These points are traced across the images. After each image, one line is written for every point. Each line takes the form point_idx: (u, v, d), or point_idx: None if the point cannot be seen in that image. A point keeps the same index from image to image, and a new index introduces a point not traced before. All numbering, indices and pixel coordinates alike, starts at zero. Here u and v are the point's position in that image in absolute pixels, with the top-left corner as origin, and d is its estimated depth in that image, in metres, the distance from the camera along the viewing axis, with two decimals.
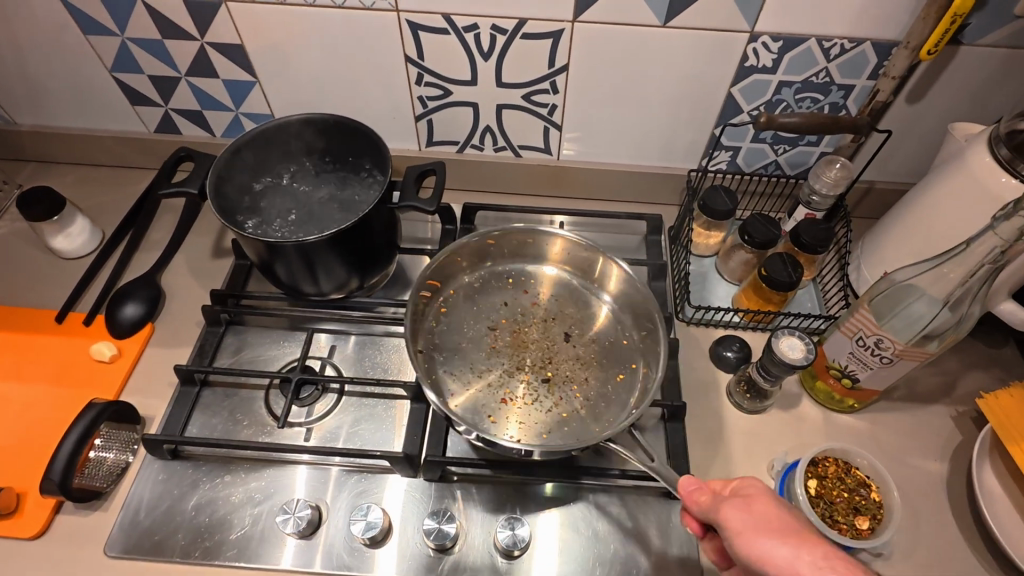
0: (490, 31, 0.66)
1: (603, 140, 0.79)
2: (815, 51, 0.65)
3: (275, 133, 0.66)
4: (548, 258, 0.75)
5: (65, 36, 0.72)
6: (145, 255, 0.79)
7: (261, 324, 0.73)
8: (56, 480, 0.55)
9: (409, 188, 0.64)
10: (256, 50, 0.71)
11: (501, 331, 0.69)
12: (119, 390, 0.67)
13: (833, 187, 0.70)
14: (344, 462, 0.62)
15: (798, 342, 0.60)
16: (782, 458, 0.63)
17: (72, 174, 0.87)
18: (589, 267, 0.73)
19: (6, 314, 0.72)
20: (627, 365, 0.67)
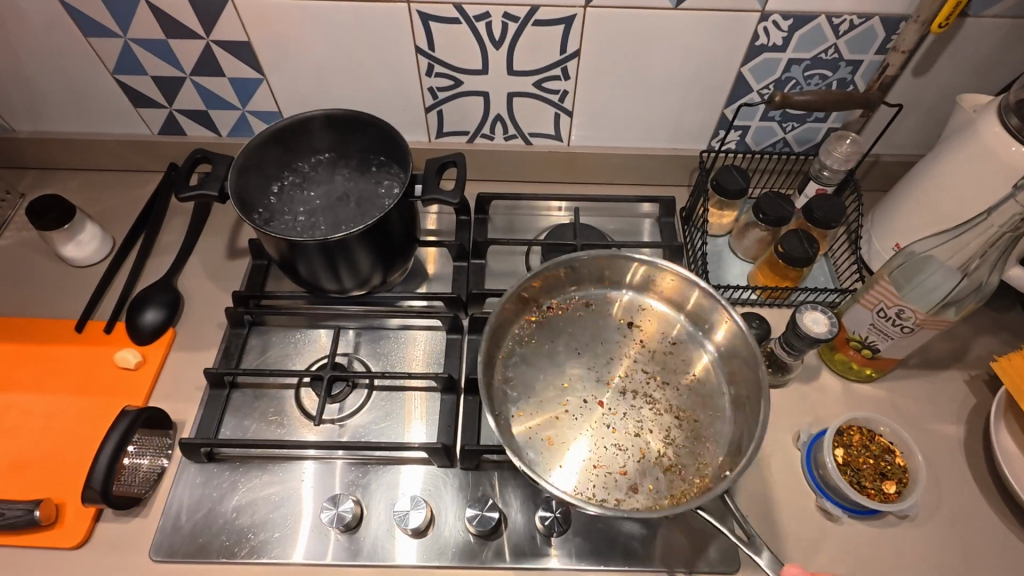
0: (502, 18, 0.66)
1: (614, 124, 0.79)
2: (825, 28, 0.66)
3: (303, 127, 0.65)
4: (659, 292, 0.70)
5: (65, 40, 0.70)
6: (159, 260, 0.78)
7: (284, 323, 0.72)
8: (97, 489, 0.56)
9: (430, 180, 0.64)
10: (264, 46, 0.70)
11: (592, 362, 0.66)
12: (148, 396, 0.67)
13: (843, 162, 0.72)
14: (346, 454, 0.63)
15: (821, 316, 0.62)
16: (807, 430, 0.65)
17: (76, 180, 0.85)
18: (695, 308, 0.68)
19: (23, 326, 0.71)
20: (715, 431, 0.62)
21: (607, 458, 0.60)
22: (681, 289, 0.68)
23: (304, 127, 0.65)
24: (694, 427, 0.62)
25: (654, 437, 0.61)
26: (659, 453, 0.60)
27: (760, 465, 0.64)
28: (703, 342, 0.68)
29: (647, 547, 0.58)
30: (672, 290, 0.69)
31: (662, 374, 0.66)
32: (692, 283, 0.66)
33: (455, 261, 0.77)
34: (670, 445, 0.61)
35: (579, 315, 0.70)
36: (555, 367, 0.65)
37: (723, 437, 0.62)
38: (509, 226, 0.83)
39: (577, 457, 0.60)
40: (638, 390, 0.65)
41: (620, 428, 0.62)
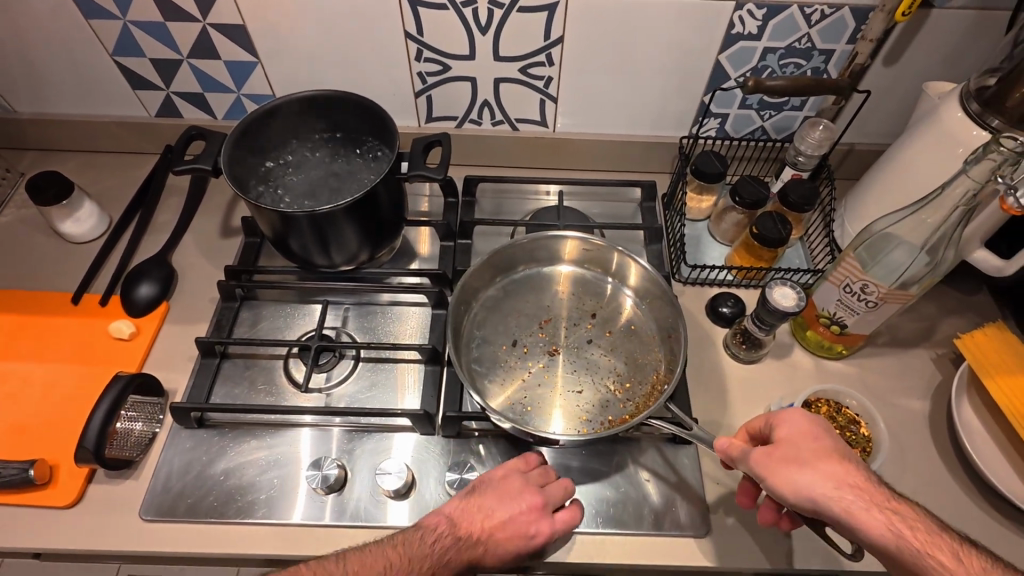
0: (488, 5, 0.68)
1: (598, 111, 0.82)
2: (798, 18, 0.69)
3: (265, 117, 0.67)
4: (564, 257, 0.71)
5: (64, 22, 0.72)
6: (154, 237, 0.80)
7: (274, 298, 0.75)
8: (90, 449, 0.58)
9: (417, 159, 0.66)
10: (257, 30, 0.72)
11: (537, 333, 0.67)
12: (141, 364, 0.69)
13: (817, 148, 0.74)
14: (348, 423, 0.65)
15: (790, 291, 0.64)
16: (777, 402, 0.68)
17: (75, 161, 0.87)
18: (606, 260, 0.70)
19: (21, 298, 0.73)
20: (647, 351, 0.65)
21: (576, 408, 0.61)
22: (616, 261, 0.69)
23: (269, 117, 0.67)
24: (651, 376, 0.64)
25: (616, 386, 0.63)
26: (616, 388, 0.63)
27: (731, 434, 0.66)
28: (623, 289, 0.71)
29: (621, 511, 0.61)
30: (574, 251, 0.70)
31: (592, 323, 0.68)
32: (620, 250, 0.68)
33: (442, 240, 0.79)
34: (620, 376, 0.64)
35: (524, 295, 0.70)
36: (508, 346, 0.66)
37: (658, 354, 0.65)
38: (494, 208, 0.85)
39: (556, 419, 0.61)
40: (580, 345, 0.66)
41: (576, 377, 0.64)
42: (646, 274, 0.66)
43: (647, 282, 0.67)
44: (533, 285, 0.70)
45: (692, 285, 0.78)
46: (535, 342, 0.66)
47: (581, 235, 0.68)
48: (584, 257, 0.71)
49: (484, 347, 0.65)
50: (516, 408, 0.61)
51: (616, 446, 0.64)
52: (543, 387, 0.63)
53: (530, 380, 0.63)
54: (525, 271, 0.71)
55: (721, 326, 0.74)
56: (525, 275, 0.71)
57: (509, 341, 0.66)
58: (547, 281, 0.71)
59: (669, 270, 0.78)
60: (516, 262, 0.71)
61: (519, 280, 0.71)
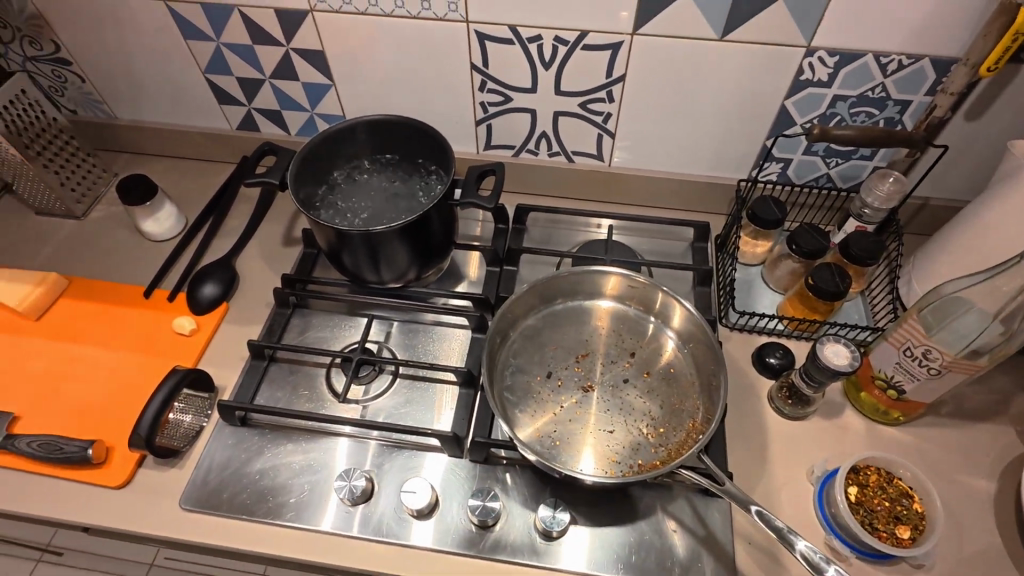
0: (553, 42, 0.70)
1: (656, 148, 0.81)
2: (872, 66, 0.66)
3: (331, 137, 0.70)
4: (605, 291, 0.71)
5: (167, 41, 0.79)
6: (222, 241, 0.85)
7: (324, 308, 0.78)
8: (142, 436, 0.62)
9: (470, 187, 0.67)
10: (334, 55, 0.76)
11: (572, 367, 0.66)
12: (197, 359, 0.73)
13: (884, 201, 0.71)
14: (381, 436, 0.67)
15: (843, 348, 0.61)
16: (822, 465, 0.64)
17: (161, 164, 0.95)
18: (650, 298, 0.69)
19: (101, 287, 0.79)
20: (685, 397, 0.63)
21: (606, 449, 0.60)
22: (659, 301, 0.68)
23: (336, 136, 0.71)
24: (686, 423, 0.62)
25: (648, 429, 0.62)
26: (648, 431, 0.61)
27: (769, 493, 0.63)
28: (664, 329, 0.69)
29: (644, 561, 0.59)
30: (617, 287, 0.70)
31: (629, 362, 0.66)
32: (664, 291, 0.66)
33: (488, 265, 0.80)
34: (653, 419, 0.62)
35: (563, 327, 0.69)
36: (542, 377, 0.65)
37: (696, 401, 0.63)
38: (541, 237, 0.85)
39: (584, 457, 0.60)
40: (615, 383, 0.65)
41: (609, 416, 0.62)
42: (689, 316, 0.65)
43: (692, 325, 0.66)
44: (573, 317, 0.70)
45: (739, 331, 0.75)
46: (570, 376, 0.65)
47: (625, 271, 0.67)
48: (628, 293, 0.70)
49: (518, 377, 0.65)
50: (543, 441, 0.61)
51: (644, 492, 0.62)
52: (574, 423, 0.62)
53: (561, 415, 0.63)
54: (566, 303, 0.71)
55: (767, 377, 0.71)
56: (565, 307, 0.71)
57: (543, 373, 0.66)
58: (587, 315, 0.70)
59: (716, 314, 0.76)
60: (558, 294, 0.70)
61: (559, 312, 0.70)
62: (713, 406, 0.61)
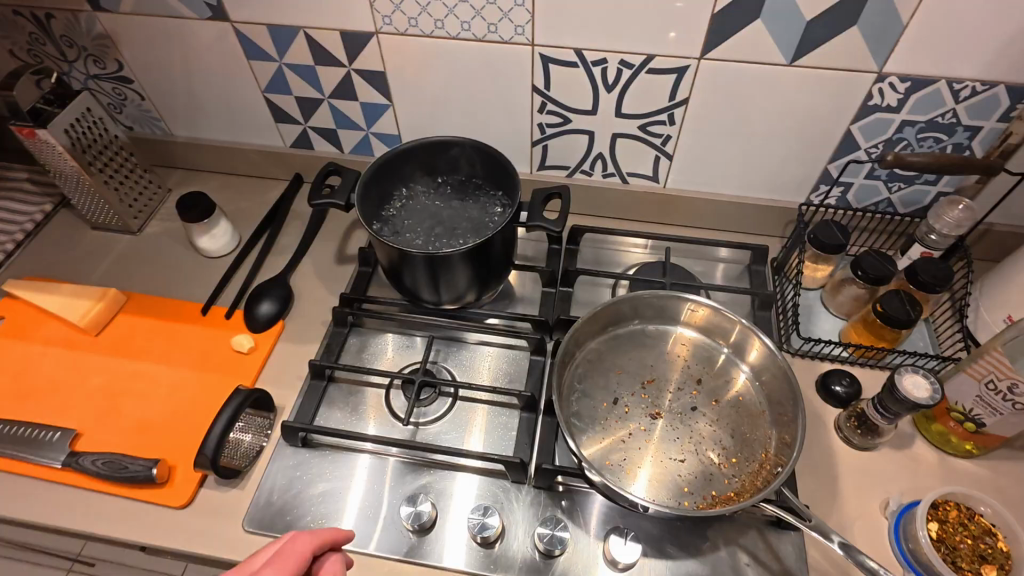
0: (618, 65, 0.70)
1: (714, 170, 0.81)
2: (944, 93, 0.66)
3: (397, 157, 0.70)
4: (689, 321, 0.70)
5: (230, 62, 0.80)
6: (276, 258, 0.86)
7: (381, 328, 0.78)
8: (208, 455, 0.61)
9: (535, 209, 0.67)
10: (396, 76, 0.77)
11: (639, 393, 0.65)
12: (255, 378, 0.73)
13: (954, 228, 0.70)
14: (397, 452, 0.66)
15: (922, 380, 0.60)
16: (896, 499, 0.62)
17: (214, 181, 0.96)
18: (725, 329, 0.68)
19: (158, 303, 0.80)
20: (756, 427, 0.62)
21: (678, 479, 0.59)
22: (734, 333, 0.67)
23: (401, 157, 0.71)
24: (759, 455, 0.60)
25: (720, 459, 0.60)
26: (720, 461, 0.60)
27: (841, 526, 0.62)
28: (737, 362, 0.67)
29: None
30: (703, 319, 0.68)
31: (697, 390, 0.65)
32: (742, 324, 0.65)
33: (543, 287, 0.80)
34: (725, 449, 0.61)
35: (628, 352, 0.68)
36: (608, 403, 0.65)
37: (768, 432, 0.62)
38: (593, 258, 0.85)
39: (655, 487, 0.59)
40: (684, 411, 0.64)
41: (679, 445, 0.61)
42: (768, 352, 0.63)
43: (768, 362, 0.64)
44: (637, 343, 0.69)
45: (802, 357, 0.74)
46: (637, 403, 0.64)
47: (713, 304, 0.66)
48: (709, 324, 0.68)
49: (584, 402, 0.64)
50: (613, 470, 0.60)
51: (714, 524, 0.61)
52: (643, 451, 0.61)
53: (629, 443, 0.62)
54: (630, 327, 0.70)
55: (833, 406, 0.70)
56: (629, 332, 0.70)
57: (609, 399, 0.65)
58: (651, 340, 0.69)
59: (777, 340, 0.75)
60: (623, 318, 0.69)
61: (623, 336, 0.69)
62: (788, 438, 0.60)
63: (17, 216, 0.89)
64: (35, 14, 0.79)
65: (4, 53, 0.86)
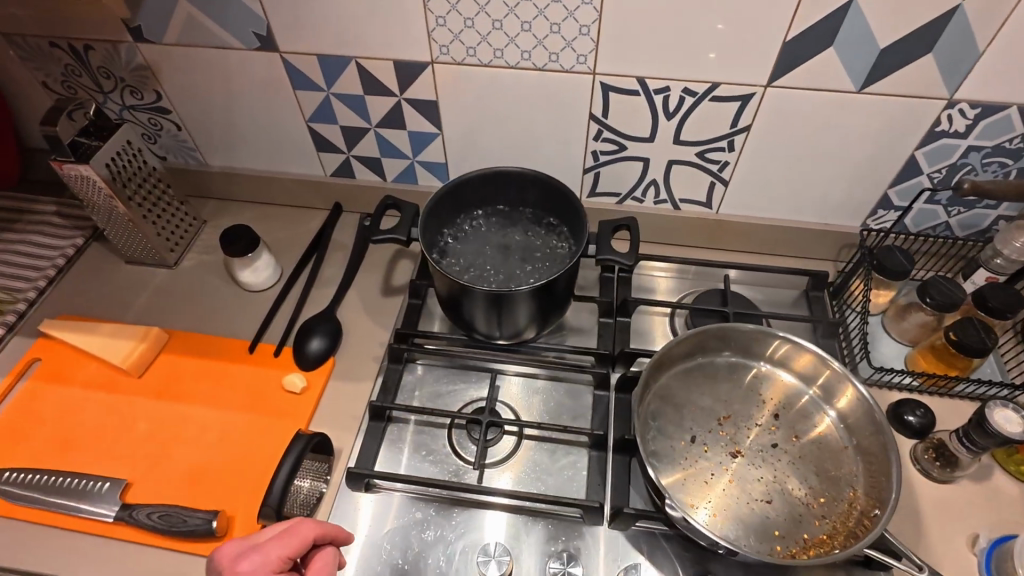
0: (680, 93, 0.69)
1: (769, 196, 0.80)
2: (1015, 118, 0.65)
3: (460, 186, 0.68)
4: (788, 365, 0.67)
5: (274, 92, 0.78)
6: (321, 291, 0.83)
7: (436, 364, 0.75)
8: (273, 505, 0.59)
9: (604, 241, 0.65)
10: (448, 105, 0.75)
11: (716, 430, 0.63)
12: (309, 420, 0.71)
13: (1022, 253, 0.69)
14: (405, 488, 0.65)
15: (1013, 414, 0.58)
16: (986, 535, 0.61)
17: (250, 211, 0.93)
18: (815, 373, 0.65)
19: (203, 341, 0.77)
20: (841, 465, 0.60)
21: (765, 521, 0.57)
22: (823, 377, 0.65)
23: (464, 189, 0.69)
24: (848, 496, 0.59)
25: (806, 498, 0.59)
26: (808, 502, 0.58)
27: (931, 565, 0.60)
28: (822, 408, 0.65)
29: None
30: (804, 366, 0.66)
31: (776, 426, 0.64)
32: (834, 368, 0.63)
33: (601, 317, 0.78)
34: (811, 488, 0.59)
35: (701, 387, 0.66)
36: (686, 441, 0.62)
37: (854, 470, 0.60)
38: (646, 286, 0.83)
39: (743, 530, 0.57)
40: (765, 449, 0.62)
41: (763, 485, 0.59)
42: (861, 399, 0.60)
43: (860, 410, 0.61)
44: (710, 377, 0.67)
45: (873, 386, 0.72)
46: (715, 441, 0.62)
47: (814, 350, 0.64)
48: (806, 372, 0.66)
49: (661, 441, 0.62)
50: (697, 512, 0.58)
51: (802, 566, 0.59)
52: (727, 492, 0.59)
53: (711, 482, 0.60)
54: (701, 360, 0.68)
55: (908, 437, 0.68)
56: (700, 365, 0.68)
57: (686, 437, 0.63)
58: (723, 374, 0.67)
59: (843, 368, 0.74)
60: (694, 352, 0.67)
61: (694, 369, 0.67)
62: (878, 480, 0.58)
63: (48, 251, 0.86)
64: (73, 46, 0.77)
65: (36, 85, 0.84)
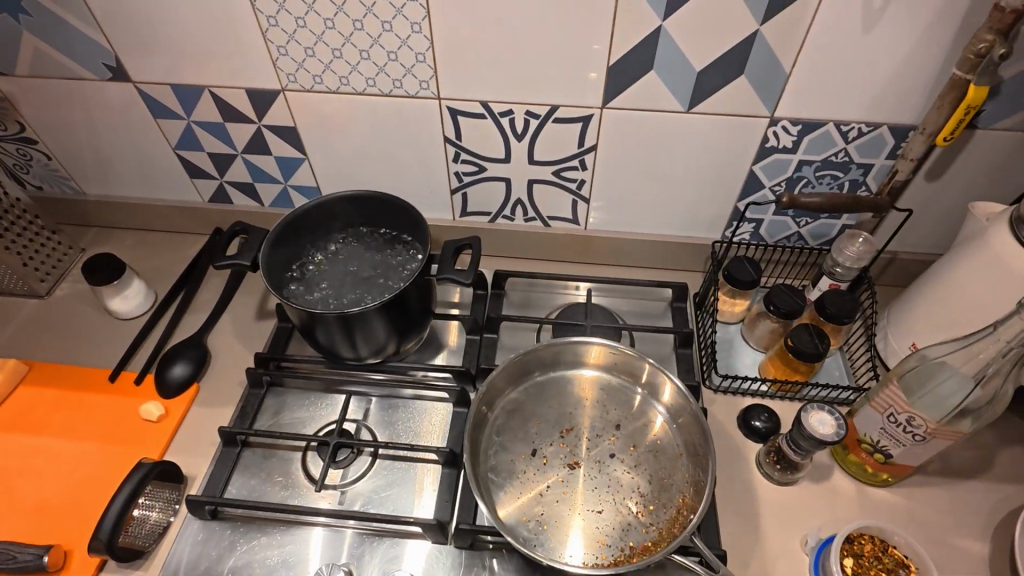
0: (524, 116, 0.71)
1: (630, 212, 0.82)
2: (834, 134, 0.68)
3: (304, 212, 0.70)
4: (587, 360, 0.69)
5: (137, 121, 0.78)
6: (193, 317, 0.83)
7: (299, 387, 0.75)
8: (103, 538, 0.57)
9: (446, 261, 0.67)
10: (306, 130, 0.76)
11: (558, 443, 0.65)
12: (164, 449, 0.70)
13: (856, 261, 0.72)
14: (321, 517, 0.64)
15: (828, 416, 0.61)
16: (815, 534, 0.63)
17: (130, 239, 0.93)
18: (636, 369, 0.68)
19: (65, 372, 0.76)
20: (674, 471, 0.62)
21: (596, 531, 0.58)
22: (646, 371, 0.67)
23: (305, 214, 0.70)
24: (677, 501, 0.60)
25: (638, 506, 0.60)
26: (638, 510, 0.60)
27: (763, 567, 0.62)
28: (653, 403, 0.68)
29: None
30: (599, 357, 0.69)
31: (616, 435, 0.65)
32: (651, 363, 0.65)
33: (468, 333, 0.78)
34: (643, 496, 0.61)
35: (547, 401, 0.68)
36: (527, 454, 0.64)
37: (685, 475, 0.62)
38: (519, 302, 0.84)
39: (573, 542, 0.57)
40: (602, 458, 0.63)
41: (597, 495, 0.61)
42: (680, 393, 0.64)
43: (683, 401, 0.64)
44: (555, 390, 0.68)
45: (724, 393, 0.74)
46: (556, 453, 0.64)
47: (606, 341, 0.66)
48: (612, 362, 0.68)
49: (502, 456, 0.63)
50: (529, 526, 0.59)
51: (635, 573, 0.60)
52: (561, 504, 0.60)
53: (547, 495, 0.61)
54: (547, 374, 0.69)
55: (755, 441, 0.70)
56: (547, 379, 0.69)
57: (528, 452, 0.64)
58: (570, 386, 0.69)
59: (699, 377, 0.76)
60: (540, 366, 0.69)
61: (541, 384, 0.69)
62: (698, 476, 0.60)
63: None
64: None
65: None
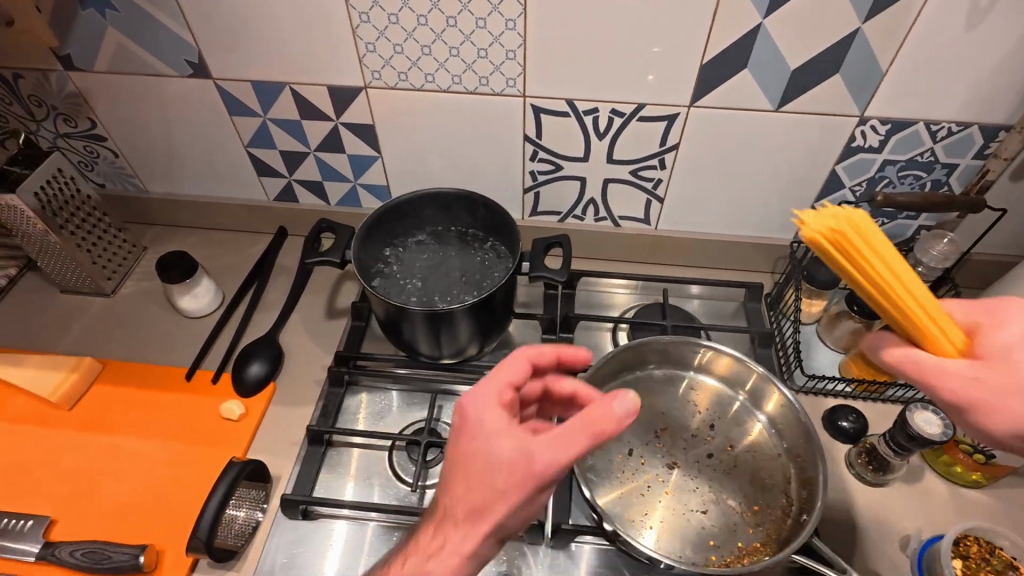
0: (609, 114, 0.71)
1: (703, 212, 0.82)
2: (922, 133, 0.68)
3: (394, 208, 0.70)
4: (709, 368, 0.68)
5: (212, 119, 0.78)
6: (263, 315, 0.82)
7: (378, 386, 0.75)
8: (202, 539, 0.57)
9: (537, 259, 0.66)
10: (384, 128, 0.76)
11: (653, 443, 0.64)
12: (246, 448, 0.69)
13: (942, 260, 0.71)
14: (379, 517, 0.63)
15: (933, 416, 0.60)
16: (916, 536, 0.62)
17: (192, 237, 0.92)
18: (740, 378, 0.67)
19: (139, 371, 0.76)
20: (774, 471, 0.62)
21: (701, 532, 0.58)
22: (751, 381, 0.66)
23: (397, 206, 0.70)
24: (781, 505, 0.59)
25: (741, 507, 0.59)
26: (742, 511, 0.59)
27: (865, 569, 0.61)
28: (753, 411, 0.66)
29: None
30: (724, 368, 0.67)
31: (712, 436, 0.65)
32: (758, 371, 0.64)
33: (544, 333, 0.78)
34: (746, 497, 0.60)
35: (639, 400, 0.67)
36: (623, 454, 0.63)
37: (787, 476, 0.61)
38: (589, 302, 0.84)
39: (679, 543, 0.57)
40: (700, 459, 0.63)
41: (698, 496, 0.60)
42: (787, 404, 0.62)
43: (787, 412, 0.63)
44: (647, 389, 0.68)
45: (807, 394, 0.73)
46: (653, 454, 0.63)
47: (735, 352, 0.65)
48: (728, 372, 0.67)
49: (598, 455, 0.63)
50: (634, 527, 0.58)
51: None
52: (664, 505, 0.59)
53: (647, 494, 0.60)
54: (638, 373, 0.68)
55: (843, 443, 0.69)
56: (638, 379, 0.68)
57: (625, 451, 0.63)
58: (661, 386, 0.68)
59: (780, 376, 0.75)
60: (631, 366, 0.68)
61: (632, 383, 0.68)
62: (807, 486, 0.59)
63: None
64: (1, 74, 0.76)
65: None
